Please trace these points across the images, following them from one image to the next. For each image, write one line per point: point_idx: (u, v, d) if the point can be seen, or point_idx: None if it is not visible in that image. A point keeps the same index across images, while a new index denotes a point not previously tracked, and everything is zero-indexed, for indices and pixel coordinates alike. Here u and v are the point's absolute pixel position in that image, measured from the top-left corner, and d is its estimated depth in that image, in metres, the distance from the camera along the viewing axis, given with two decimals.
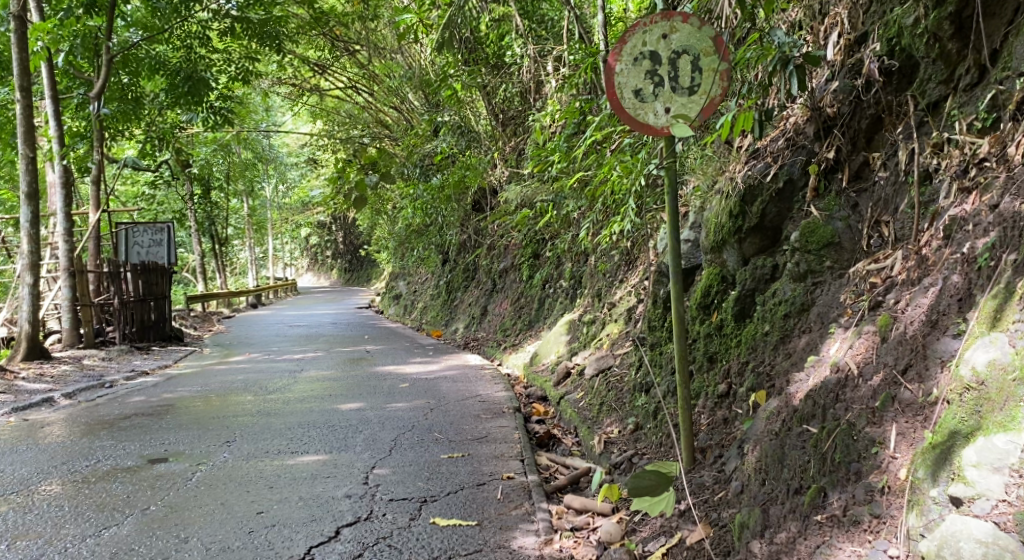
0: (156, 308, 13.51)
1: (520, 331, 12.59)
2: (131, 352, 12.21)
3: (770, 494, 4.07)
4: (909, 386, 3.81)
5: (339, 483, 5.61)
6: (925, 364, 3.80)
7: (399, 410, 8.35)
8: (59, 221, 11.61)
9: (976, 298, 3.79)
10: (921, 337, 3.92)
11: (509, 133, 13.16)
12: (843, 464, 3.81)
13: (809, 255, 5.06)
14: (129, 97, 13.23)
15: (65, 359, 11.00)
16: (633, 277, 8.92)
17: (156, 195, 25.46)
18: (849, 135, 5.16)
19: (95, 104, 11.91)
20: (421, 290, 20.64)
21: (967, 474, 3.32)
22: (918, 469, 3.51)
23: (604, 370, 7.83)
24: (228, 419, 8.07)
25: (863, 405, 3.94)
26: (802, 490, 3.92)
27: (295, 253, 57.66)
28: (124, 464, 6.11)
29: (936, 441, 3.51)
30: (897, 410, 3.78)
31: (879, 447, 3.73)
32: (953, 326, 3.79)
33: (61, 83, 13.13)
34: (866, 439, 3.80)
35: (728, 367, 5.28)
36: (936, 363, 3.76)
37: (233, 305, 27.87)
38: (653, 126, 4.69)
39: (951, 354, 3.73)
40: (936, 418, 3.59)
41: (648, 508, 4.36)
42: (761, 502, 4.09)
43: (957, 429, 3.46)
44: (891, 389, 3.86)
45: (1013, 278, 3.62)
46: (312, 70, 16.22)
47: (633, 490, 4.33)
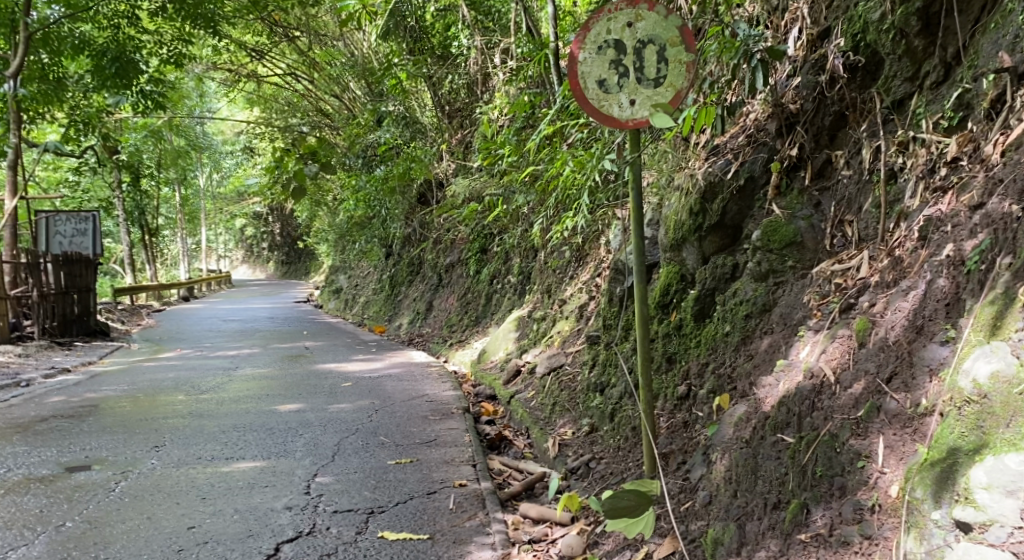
0: (80, 301, 13.02)
1: (467, 327, 12.36)
2: (53, 348, 11.68)
3: (744, 508, 3.92)
4: (894, 395, 3.66)
5: (278, 494, 5.32)
6: (911, 373, 3.65)
7: (342, 411, 8.05)
8: None
9: (964, 304, 3.63)
10: (905, 342, 3.77)
11: (455, 126, 13.05)
12: (825, 479, 3.66)
13: (771, 254, 4.90)
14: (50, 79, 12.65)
15: None
16: (584, 274, 8.76)
17: (81, 182, 24.55)
18: (811, 132, 5.01)
19: (12, 84, 11.27)
20: (364, 284, 20.27)
21: (977, 498, 3.09)
22: (916, 488, 3.30)
23: (555, 369, 7.67)
24: (157, 421, 7.69)
25: (844, 414, 3.79)
26: (782, 505, 3.77)
27: (230, 244, 56.53)
28: (40, 473, 5.73)
29: (934, 458, 3.30)
30: (884, 421, 3.63)
31: (866, 461, 3.59)
32: (940, 332, 3.64)
33: None
34: (850, 452, 3.65)
35: (688, 368, 5.12)
36: (923, 372, 3.61)
37: (164, 298, 27.10)
38: (618, 118, 4.50)
39: (940, 362, 3.57)
40: (931, 434, 3.42)
41: (624, 530, 4.02)
42: (735, 516, 3.95)
43: (957, 446, 3.25)
44: (876, 399, 3.71)
45: (1012, 282, 3.42)
46: (249, 56, 15.74)
47: (611, 511, 4.03)
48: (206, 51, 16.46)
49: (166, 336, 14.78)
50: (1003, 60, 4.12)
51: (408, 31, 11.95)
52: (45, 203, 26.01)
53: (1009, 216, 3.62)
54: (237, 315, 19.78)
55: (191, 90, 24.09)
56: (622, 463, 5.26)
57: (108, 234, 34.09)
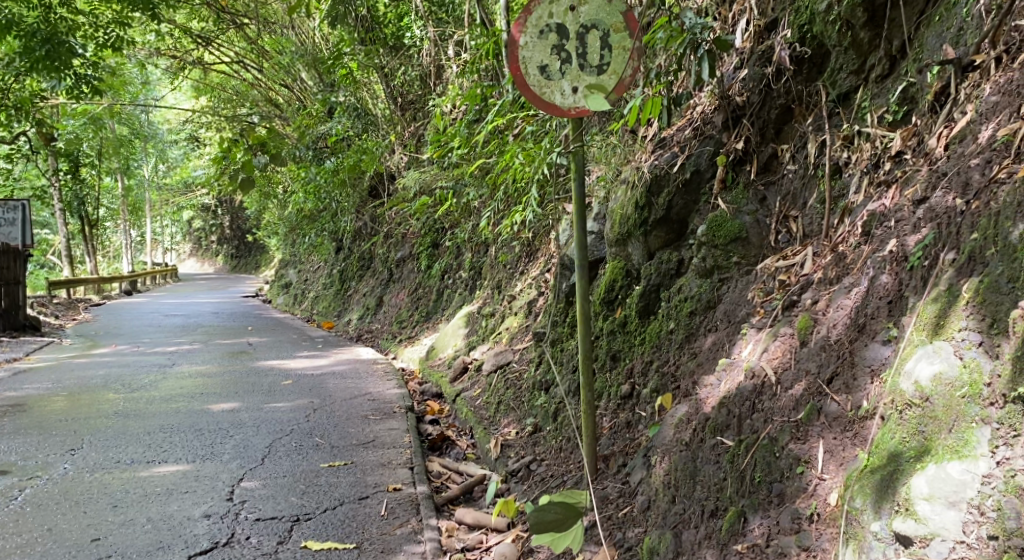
0: (7, 294, 12.49)
1: (417, 323, 12.14)
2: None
3: (681, 515, 3.81)
4: (836, 397, 3.54)
5: (198, 501, 5.40)
6: (853, 373, 3.53)
7: (279, 411, 7.81)
8: None
9: (907, 301, 3.51)
10: (848, 342, 3.66)
11: (408, 118, 12.61)
12: (764, 485, 3.55)
13: (715, 250, 4.77)
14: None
15: None
16: (534, 270, 8.61)
17: (17, 171, 23.81)
18: (757, 125, 4.87)
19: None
20: (314, 279, 19.92)
21: (919, 509, 2.97)
22: (856, 498, 3.18)
23: (502, 366, 7.51)
24: (80, 421, 7.43)
25: (784, 417, 3.67)
26: (719, 513, 3.66)
27: (177, 237, 55.43)
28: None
29: (875, 465, 3.19)
30: (824, 424, 3.51)
31: (805, 466, 3.47)
32: (883, 331, 3.52)
33: None
34: (789, 457, 3.53)
35: (632, 366, 4.99)
36: (865, 373, 3.49)
37: (105, 291, 26.42)
38: (560, 106, 4.35)
39: (882, 362, 3.46)
40: (872, 439, 3.30)
41: (550, 545, 3.84)
42: (671, 524, 3.83)
43: (899, 452, 3.14)
44: (817, 400, 3.60)
45: (956, 279, 3.31)
46: (194, 42, 15.33)
47: (536, 526, 3.84)
48: (148, 35, 15.99)
49: (103, 332, 14.34)
50: (947, 53, 4.03)
51: (359, 20, 11.71)
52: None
53: (953, 210, 3.52)
54: (179, 311, 19.30)
55: (135, 76, 23.47)
56: (563, 466, 5.12)
57: (49, 225, 33.16)
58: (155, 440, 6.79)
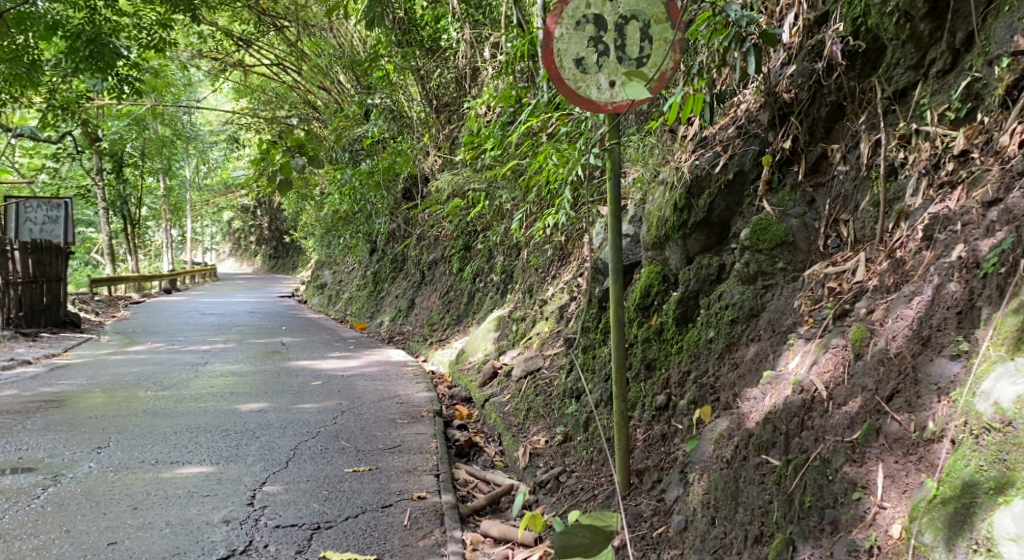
0: (50, 290, 12.64)
1: (448, 326, 11.96)
2: (16, 340, 11.30)
3: (722, 539, 3.58)
4: (896, 416, 3.28)
5: (218, 505, 5.25)
6: (916, 391, 3.27)
7: (306, 412, 7.66)
8: None
9: (979, 313, 3.24)
10: (908, 356, 3.39)
11: (443, 120, 12.59)
12: (815, 511, 3.30)
13: (759, 255, 4.51)
14: (23, 60, 12.36)
15: None
16: (566, 274, 8.38)
17: (62, 170, 24.06)
18: (806, 123, 4.60)
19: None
20: (347, 280, 19.83)
21: (1003, 550, 2.74)
22: (924, 532, 2.95)
23: (532, 372, 7.30)
24: (108, 419, 7.34)
25: (837, 436, 3.42)
26: (764, 539, 3.42)
27: (217, 237, 55.93)
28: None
29: (946, 495, 2.95)
30: (884, 445, 3.25)
31: (862, 492, 3.21)
32: (951, 345, 3.26)
33: None
34: (843, 481, 3.28)
35: (668, 376, 4.75)
36: (931, 391, 3.23)
37: (144, 289, 26.60)
38: (596, 101, 4.14)
39: (950, 380, 3.19)
40: (941, 465, 3.06)
41: None
42: (711, 548, 3.60)
43: (974, 482, 2.90)
44: (875, 419, 3.34)
45: None
46: (235, 45, 15.32)
47: (562, 549, 3.62)
48: (190, 36, 16.02)
49: (140, 329, 14.33)
50: (1019, 44, 3.73)
51: (396, 22, 11.62)
52: (26, 190, 25.53)
53: None
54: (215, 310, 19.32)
55: (176, 78, 23.61)
56: (594, 478, 4.90)
57: (92, 224, 33.56)
58: (180, 439, 6.67)
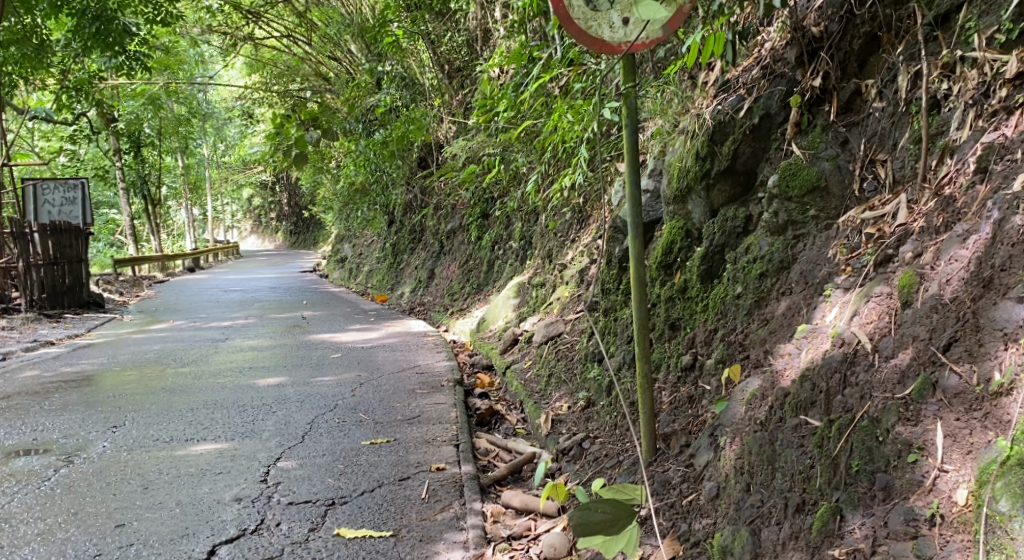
0: (71, 271, 12.45)
1: (469, 295, 11.72)
2: (38, 321, 11.18)
3: (759, 509, 3.31)
4: (955, 368, 3.01)
5: (231, 483, 5.06)
6: (977, 339, 2.99)
7: (323, 385, 7.48)
8: None
9: None
10: (968, 301, 3.10)
11: (455, 86, 12.33)
12: (864, 475, 3.05)
13: (790, 203, 4.23)
14: (31, 41, 12.31)
15: None
16: (586, 236, 8.10)
17: (82, 151, 23.98)
18: (838, 58, 4.29)
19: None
20: (367, 253, 19.63)
21: None
22: (997, 499, 2.69)
23: (553, 338, 7.05)
24: (126, 397, 7.18)
25: (888, 393, 3.15)
26: (806, 508, 3.16)
27: (239, 215, 55.93)
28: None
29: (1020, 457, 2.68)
30: (942, 401, 2.99)
31: (919, 454, 2.95)
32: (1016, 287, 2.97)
33: None
34: (896, 443, 3.02)
35: (694, 336, 4.48)
36: (995, 339, 2.95)
37: (169, 268, 26.56)
38: (609, 42, 3.87)
39: (1017, 325, 2.91)
40: (1012, 422, 2.79)
41: (600, 548, 3.41)
42: (747, 519, 3.33)
43: None
44: (930, 372, 3.07)
45: None
46: (244, 19, 15.04)
47: (582, 527, 3.43)
48: (200, 12, 15.75)
49: (163, 307, 14.22)
50: None
51: None
52: (47, 172, 25.49)
53: None
54: (239, 286, 19.20)
55: (190, 55, 23.38)
56: (618, 445, 4.64)
57: (116, 205, 33.60)
58: (196, 416, 6.49)
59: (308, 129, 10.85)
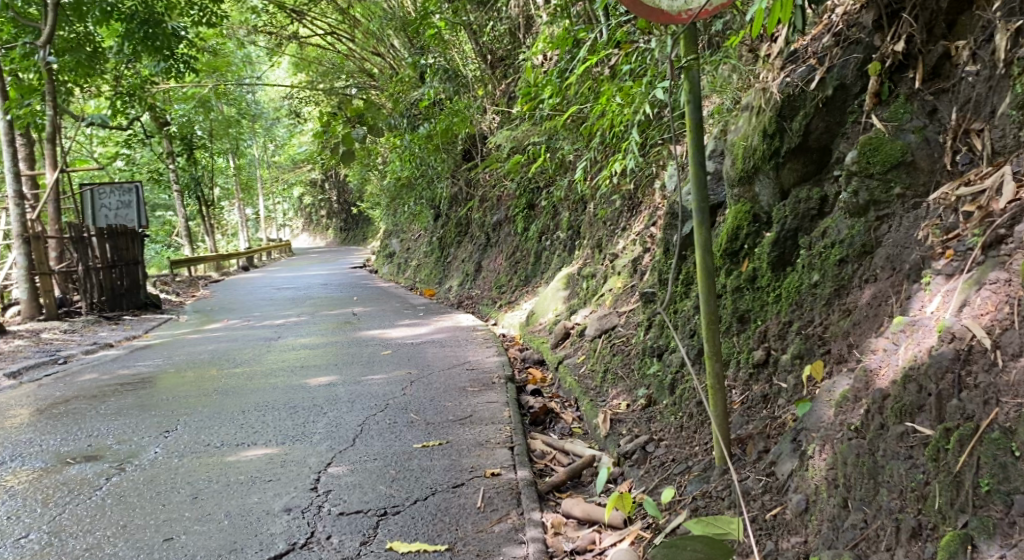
0: (128, 274, 12.33)
1: (517, 288, 11.42)
2: (98, 323, 11.11)
3: (863, 531, 3.02)
4: None
5: (280, 491, 4.82)
6: None
7: (373, 384, 7.26)
8: (8, 184, 10.49)
9: None
10: None
11: (499, 75, 11.95)
12: (996, 496, 2.76)
13: (871, 180, 3.93)
14: (84, 48, 12.07)
15: (24, 333, 10.06)
16: (637, 224, 7.74)
17: (136, 156, 24.12)
18: (923, 19, 3.92)
19: (43, 53, 10.74)
20: (415, 248, 19.41)
21: None
22: None
23: (607, 331, 6.73)
24: (179, 400, 7.00)
25: (1019, 397, 2.83)
26: (924, 533, 2.87)
27: (289, 214, 56.27)
28: (33, 466, 5.39)
29: None
30: None
31: None
32: None
33: (8, 33, 12.01)
34: None
35: (766, 328, 4.18)
36: None
37: (223, 268, 26.66)
38: (668, 11, 3.55)
39: None
40: None
41: None
42: (849, 542, 3.05)
43: None
44: None
45: None
46: (289, 18, 14.84)
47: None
48: (245, 13, 15.62)
49: (218, 307, 14.15)
50: None
51: None
52: (104, 178, 25.73)
53: None
54: (291, 284, 19.13)
55: (236, 56, 23.36)
56: (686, 448, 4.32)
57: (170, 208, 33.86)
58: (248, 419, 6.28)
59: (353, 126, 10.82)
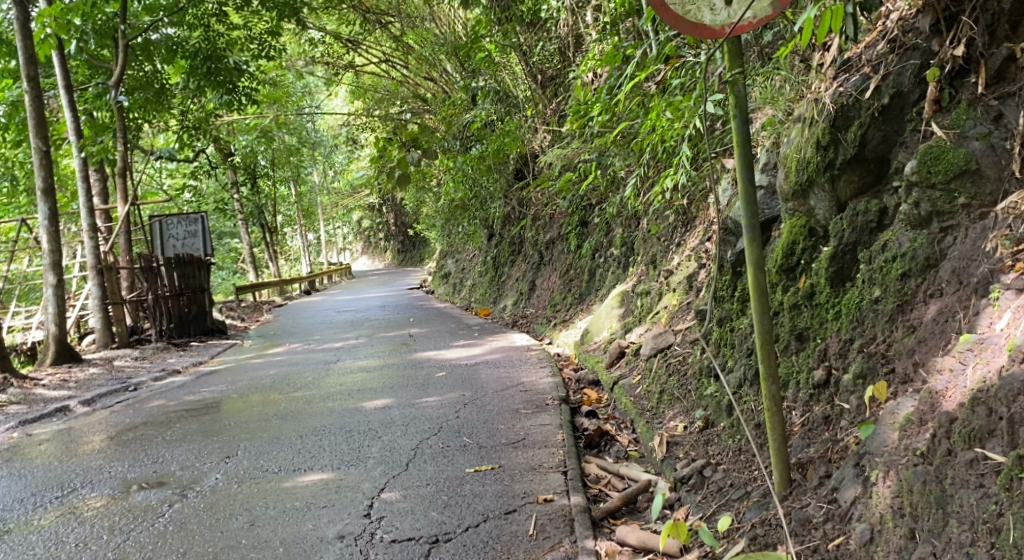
0: (195, 301, 12.50)
1: (572, 306, 11.30)
2: (168, 349, 11.27)
3: None
4: None
5: (335, 517, 4.77)
6: None
7: (427, 406, 7.21)
8: (82, 217, 10.72)
9: None
10: None
11: (550, 94, 11.61)
12: None
13: (933, 190, 3.78)
14: (152, 85, 12.27)
15: (98, 360, 10.25)
16: (691, 240, 7.59)
17: (201, 187, 24.60)
18: (984, 22, 3.78)
19: (114, 92, 11.09)
20: (470, 268, 19.41)
21: None
22: None
23: (662, 350, 6.58)
24: (240, 425, 7.02)
25: None
26: None
27: (348, 237, 56.94)
28: (101, 493, 5.42)
29: None
30: None
31: None
32: None
33: (79, 74, 12.35)
34: None
35: (826, 347, 4.03)
36: None
37: (286, 292, 27.00)
38: (710, 26, 3.43)
39: None
40: None
41: None
42: None
43: None
44: None
45: None
46: (345, 48, 15.00)
47: None
48: (303, 44, 15.86)
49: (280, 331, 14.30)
50: None
51: None
52: (173, 208, 26.30)
53: None
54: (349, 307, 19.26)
55: (295, 85, 23.73)
56: (745, 472, 4.18)
57: (234, 235, 34.49)
58: (305, 443, 6.27)
59: (408, 150, 10.80)
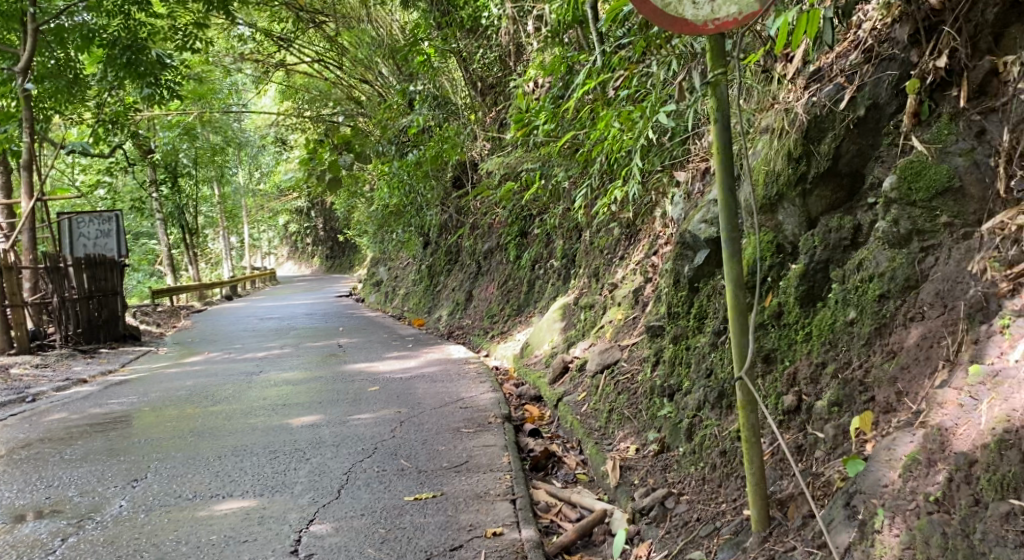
0: (106, 304, 11.77)
1: (509, 318, 10.99)
2: (74, 357, 10.57)
3: None
4: None
5: (257, 554, 4.36)
6: None
7: (360, 424, 6.82)
8: None
9: None
10: None
11: (489, 104, 11.30)
12: None
13: (914, 207, 3.59)
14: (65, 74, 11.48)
15: None
16: (636, 253, 7.35)
17: (118, 185, 23.51)
18: (966, 32, 3.58)
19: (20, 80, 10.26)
20: (404, 276, 18.95)
21: None
22: None
23: (608, 367, 6.31)
24: (150, 443, 6.50)
25: None
26: None
27: (276, 241, 55.69)
28: None
29: None
30: None
31: None
32: None
33: None
34: None
35: (795, 370, 3.79)
36: None
37: (208, 296, 26.05)
38: (691, 21, 3.17)
39: None
40: None
41: None
42: None
43: None
44: None
45: None
46: (275, 45, 14.39)
47: None
48: (231, 40, 15.18)
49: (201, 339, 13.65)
50: None
51: (433, 3, 10.71)
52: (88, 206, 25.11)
53: None
54: (276, 313, 18.61)
55: (224, 84, 22.89)
56: (712, 506, 3.91)
57: (155, 235, 33.25)
58: (225, 465, 5.81)
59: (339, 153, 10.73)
